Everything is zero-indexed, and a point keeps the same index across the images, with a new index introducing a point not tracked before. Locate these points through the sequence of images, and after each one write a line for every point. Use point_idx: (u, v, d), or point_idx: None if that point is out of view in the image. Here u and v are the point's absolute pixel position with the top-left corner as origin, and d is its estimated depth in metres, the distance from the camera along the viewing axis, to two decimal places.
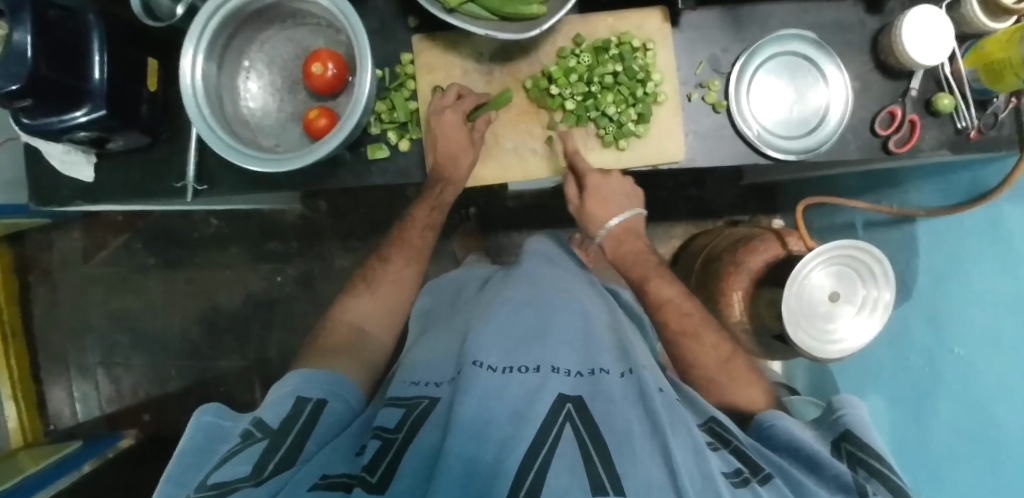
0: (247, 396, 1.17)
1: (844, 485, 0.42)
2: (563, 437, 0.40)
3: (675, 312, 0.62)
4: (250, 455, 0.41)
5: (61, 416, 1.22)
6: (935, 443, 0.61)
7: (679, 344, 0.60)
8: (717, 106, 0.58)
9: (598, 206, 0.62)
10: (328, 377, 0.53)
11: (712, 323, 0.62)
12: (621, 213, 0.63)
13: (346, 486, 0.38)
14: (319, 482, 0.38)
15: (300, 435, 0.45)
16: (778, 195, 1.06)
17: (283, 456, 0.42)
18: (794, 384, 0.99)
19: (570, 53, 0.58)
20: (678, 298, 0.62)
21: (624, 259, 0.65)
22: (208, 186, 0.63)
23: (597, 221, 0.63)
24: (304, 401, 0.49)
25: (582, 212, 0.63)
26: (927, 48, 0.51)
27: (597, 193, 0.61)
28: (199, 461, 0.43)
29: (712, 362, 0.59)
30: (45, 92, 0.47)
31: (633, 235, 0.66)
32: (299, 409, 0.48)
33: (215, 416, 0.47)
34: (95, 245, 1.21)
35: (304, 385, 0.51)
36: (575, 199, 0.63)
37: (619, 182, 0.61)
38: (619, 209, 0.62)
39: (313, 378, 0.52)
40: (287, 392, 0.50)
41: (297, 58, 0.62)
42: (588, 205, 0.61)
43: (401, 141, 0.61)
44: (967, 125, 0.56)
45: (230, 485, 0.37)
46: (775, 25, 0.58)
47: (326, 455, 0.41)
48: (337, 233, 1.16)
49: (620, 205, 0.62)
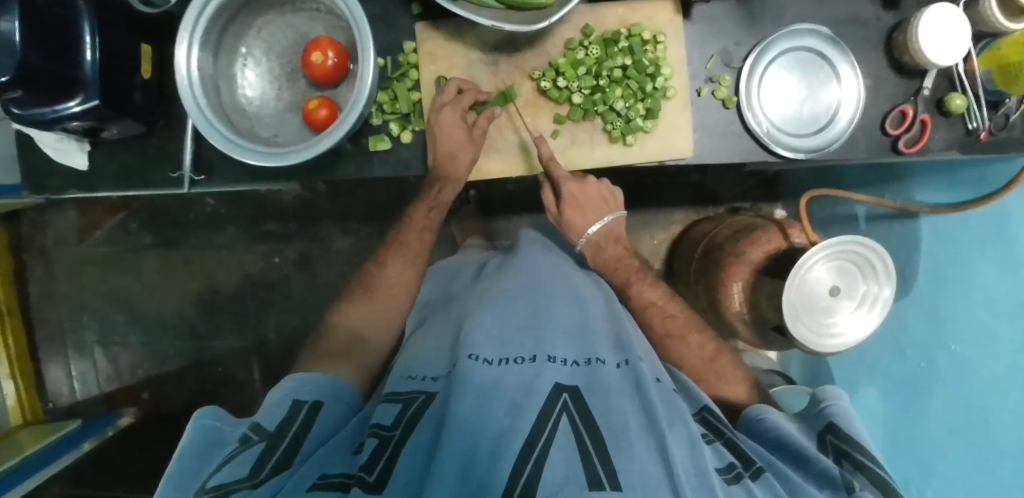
0: (247, 377, 1.17)
1: (830, 481, 0.43)
2: (560, 429, 0.40)
3: (659, 304, 0.63)
4: (246, 456, 0.41)
5: (60, 394, 1.22)
6: (928, 431, 0.63)
7: (685, 362, 0.60)
8: (727, 102, 0.57)
9: (575, 213, 0.64)
10: (325, 380, 0.53)
11: (700, 325, 0.63)
12: (599, 219, 0.64)
13: (343, 486, 0.39)
14: (317, 482, 0.39)
15: (298, 434, 0.46)
16: (779, 183, 1.06)
17: (279, 457, 0.42)
18: (788, 371, 1.01)
19: (578, 44, 0.57)
20: (655, 293, 0.65)
21: (605, 264, 0.65)
22: (205, 175, 0.61)
23: (576, 229, 0.64)
24: (301, 403, 0.49)
25: (561, 220, 0.65)
26: (943, 48, 0.50)
27: (573, 200, 0.63)
28: (200, 464, 0.43)
29: (698, 352, 0.60)
30: (38, 82, 0.46)
31: (614, 239, 0.66)
32: (296, 410, 0.49)
33: (215, 420, 0.47)
34: (90, 225, 1.19)
35: (300, 390, 0.51)
36: (553, 208, 0.65)
37: (592, 188, 0.64)
38: (597, 213, 0.64)
39: (311, 380, 0.52)
40: (283, 395, 0.50)
41: (296, 45, 0.60)
42: (566, 214, 0.64)
43: (403, 133, 0.59)
44: (977, 126, 0.55)
45: (227, 487, 0.38)
46: (790, 19, 0.57)
47: (326, 455, 0.42)
48: (334, 216, 1.14)
49: (599, 210, 0.64)
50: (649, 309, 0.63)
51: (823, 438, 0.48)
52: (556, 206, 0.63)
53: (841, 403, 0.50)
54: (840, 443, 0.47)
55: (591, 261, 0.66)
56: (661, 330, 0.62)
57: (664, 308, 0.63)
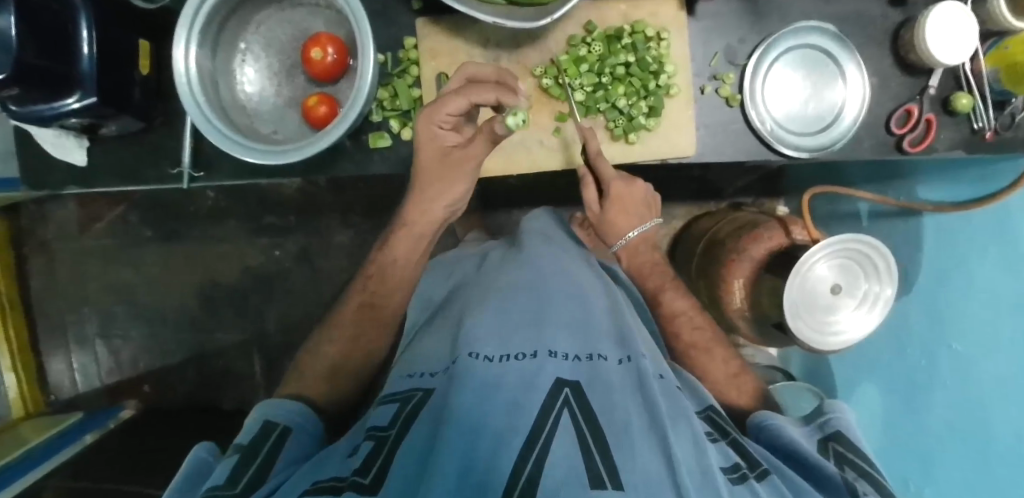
0: (247, 369, 1.18)
1: (833, 485, 0.42)
2: (561, 424, 0.39)
3: (689, 314, 0.63)
4: (221, 472, 0.42)
5: (62, 386, 1.23)
6: (935, 430, 0.63)
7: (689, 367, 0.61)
8: (730, 100, 0.56)
9: (618, 214, 0.62)
10: (300, 411, 0.53)
11: (726, 344, 0.63)
12: (641, 225, 0.63)
13: (334, 489, 0.38)
14: (308, 488, 0.39)
15: (273, 450, 0.46)
16: (782, 179, 1.05)
17: (255, 469, 0.43)
18: (787, 368, 1.00)
19: (580, 41, 0.56)
20: (685, 303, 0.64)
21: (640, 269, 0.65)
22: (205, 172, 0.61)
23: (617, 232, 0.63)
24: (272, 425, 0.49)
25: (601, 219, 0.63)
26: (949, 47, 0.49)
27: (618, 202, 0.60)
28: (183, 488, 0.43)
29: (722, 365, 0.61)
30: (34, 79, 0.45)
31: (650, 246, 0.66)
32: (268, 429, 0.49)
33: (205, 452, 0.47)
34: (90, 218, 1.19)
35: (272, 412, 0.51)
36: (594, 205, 0.62)
37: (640, 192, 0.61)
38: (640, 218, 0.62)
39: (279, 406, 0.53)
40: (256, 418, 0.51)
41: (295, 41, 0.60)
42: (610, 212, 0.61)
43: (404, 130, 0.59)
44: (982, 126, 0.55)
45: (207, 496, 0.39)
46: (795, 16, 0.56)
47: (319, 465, 0.42)
48: (335, 208, 1.14)
49: (641, 215, 0.62)
50: (658, 313, 0.64)
51: (825, 445, 0.49)
52: (600, 204, 0.61)
53: (844, 416, 0.51)
54: (843, 450, 0.47)
55: (624, 262, 0.66)
56: (689, 340, 0.62)
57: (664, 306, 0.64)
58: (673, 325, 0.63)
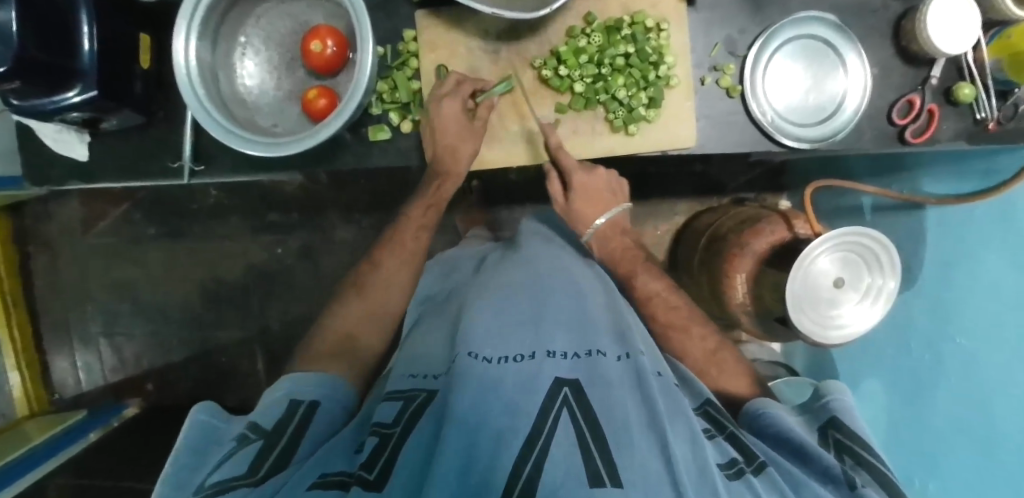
0: (250, 367, 1.18)
1: (833, 477, 0.42)
2: (560, 423, 0.39)
3: (663, 294, 0.65)
4: (240, 458, 0.41)
5: (66, 385, 1.23)
6: (941, 427, 0.63)
7: (690, 357, 0.61)
8: (731, 91, 0.56)
9: (585, 204, 0.64)
10: (329, 382, 0.53)
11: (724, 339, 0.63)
12: (608, 210, 0.65)
13: (342, 485, 0.38)
14: (317, 481, 0.38)
15: (294, 434, 0.45)
16: (784, 174, 1.05)
17: (277, 455, 0.42)
18: (792, 363, 0.97)
19: (580, 32, 0.56)
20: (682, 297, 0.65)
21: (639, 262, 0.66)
22: (205, 165, 0.61)
23: (585, 221, 0.65)
24: (296, 405, 0.49)
25: (569, 210, 0.65)
26: (951, 36, 0.49)
27: (584, 191, 0.63)
28: (190, 461, 0.44)
29: (720, 359, 0.60)
30: (35, 73, 0.46)
31: (618, 230, 0.68)
32: (293, 410, 0.49)
33: (209, 417, 0.49)
34: (93, 217, 1.20)
35: (298, 389, 0.51)
36: (562, 199, 0.65)
37: (602, 180, 0.64)
38: (607, 205, 0.64)
39: (311, 381, 0.52)
40: (280, 395, 0.51)
41: (296, 34, 0.60)
42: (575, 203, 0.64)
43: (403, 122, 0.59)
44: (986, 116, 0.54)
45: (226, 483, 0.38)
46: (795, 7, 0.56)
47: (328, 457, 0.41)
48: (337, 206, 1.14)
49: (607, 203, 0.65)
50: (655, 300, 0.64)
51: (825, 432, 0.49)
52: (566, 196, 0.63)
53: (845, 398, 0.51)
54: (843, 439, 0.47)
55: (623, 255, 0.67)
56: (685, 336, 0.62)
57: (670, 301, 0.64)
58: (672, 321, 0.63)
